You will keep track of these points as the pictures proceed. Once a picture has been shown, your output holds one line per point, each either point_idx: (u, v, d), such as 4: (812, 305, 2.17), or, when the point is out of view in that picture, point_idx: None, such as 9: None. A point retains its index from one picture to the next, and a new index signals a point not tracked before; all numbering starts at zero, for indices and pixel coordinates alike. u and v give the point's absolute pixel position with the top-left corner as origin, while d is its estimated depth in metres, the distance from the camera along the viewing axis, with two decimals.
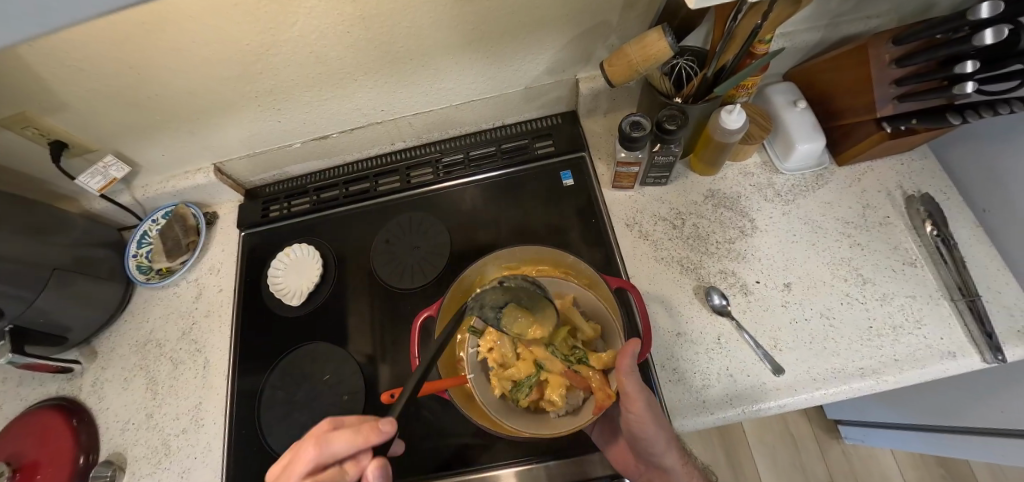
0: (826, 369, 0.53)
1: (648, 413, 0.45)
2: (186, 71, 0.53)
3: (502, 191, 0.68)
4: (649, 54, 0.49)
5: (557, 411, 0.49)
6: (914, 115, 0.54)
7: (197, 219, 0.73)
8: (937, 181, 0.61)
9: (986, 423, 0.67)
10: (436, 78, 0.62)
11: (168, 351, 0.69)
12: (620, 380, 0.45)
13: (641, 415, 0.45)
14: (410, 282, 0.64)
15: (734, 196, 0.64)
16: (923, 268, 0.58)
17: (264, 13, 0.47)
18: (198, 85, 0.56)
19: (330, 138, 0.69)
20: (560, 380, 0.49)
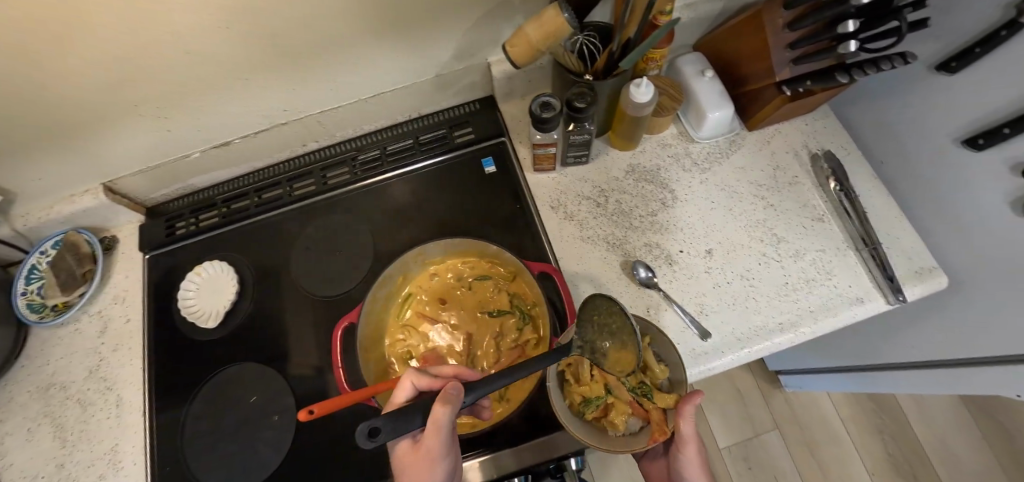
0: (749, 328, 0.56)
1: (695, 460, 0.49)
2: (43, 87, 0.47)
3: (424, 186, 0.65)
4: (548, 32, 0.48)
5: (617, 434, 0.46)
6: (808, 76, 0.56)
7: (92, 246, 0.66)
8: (838, 139, 0.65)
9: (901, 358, 0.73)
10: (338, 72, 0.58)
11: (75, 394, 0.62)
12: (680, 423, 0.45)
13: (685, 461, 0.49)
14: (334, 289, 0.61)
15: (653, 169, 0.64)
16: (830, 222, 0.60)
17: (122, 18, 0.42)
18: (62, 100, 0.50)
19: (232, 145, 0.64)
20: (625, 405, 0.47)
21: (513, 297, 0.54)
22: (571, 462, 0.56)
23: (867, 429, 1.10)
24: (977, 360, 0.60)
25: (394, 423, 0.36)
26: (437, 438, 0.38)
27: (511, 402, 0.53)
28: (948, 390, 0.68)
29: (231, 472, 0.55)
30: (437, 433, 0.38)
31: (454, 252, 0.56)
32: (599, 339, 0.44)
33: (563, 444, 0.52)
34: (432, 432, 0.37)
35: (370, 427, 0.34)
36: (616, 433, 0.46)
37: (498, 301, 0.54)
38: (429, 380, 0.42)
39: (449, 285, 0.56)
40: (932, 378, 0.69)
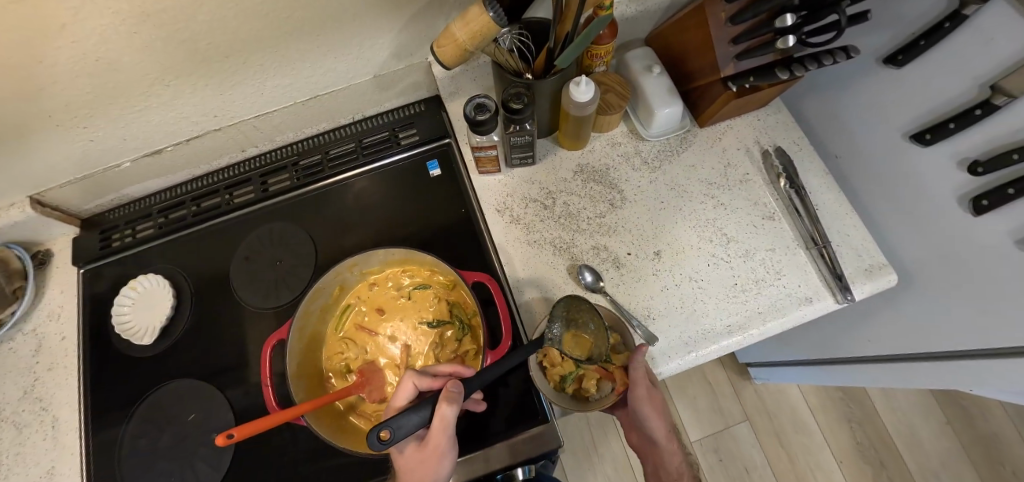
0: (696, 331, 0.54)
1: (654, 411, 0.52)
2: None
3: (366, 191, 0.63)
4: (475, 31, 0.46)
5: (594, 397, 0.49)
6: (752, 72, 0.54)
7: (23, 262, 0.64)
8: (790, 134, 0.63)
9: (862, 353, 0.72)
10: (267, 76, 0.56)
11: (8, 416, 0.60)
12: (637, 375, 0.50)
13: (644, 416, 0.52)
14: (273, 301, 0.59)
15: (603, 169, 0.63)
16: (780, 220, 0.59)
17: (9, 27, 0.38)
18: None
19: (165, 152, 0.62)
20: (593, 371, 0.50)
21: (452, 307, 0.53)
22: (518, 471, 0.52)
23: (836, 418, 1.11)
24: (940, 355, 0.59)
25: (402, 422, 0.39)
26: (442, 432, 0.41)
27: None
28: (907, 383, 0.68)
29: None
30: (441, 428, 0.41)
31: (391, 261, 0.54)
32: (567, 329, 0.49)
33: (551, 439, 0.50)
34: (438, 426, 0.41)
35: (382, 428, 0.37)
36: (592, 396, 0.49)
37: (436, 311, 0.53)
38: (429, 382, 0.43)
39: (388, 296, 0.55)
40: (894, 372, 0.68)
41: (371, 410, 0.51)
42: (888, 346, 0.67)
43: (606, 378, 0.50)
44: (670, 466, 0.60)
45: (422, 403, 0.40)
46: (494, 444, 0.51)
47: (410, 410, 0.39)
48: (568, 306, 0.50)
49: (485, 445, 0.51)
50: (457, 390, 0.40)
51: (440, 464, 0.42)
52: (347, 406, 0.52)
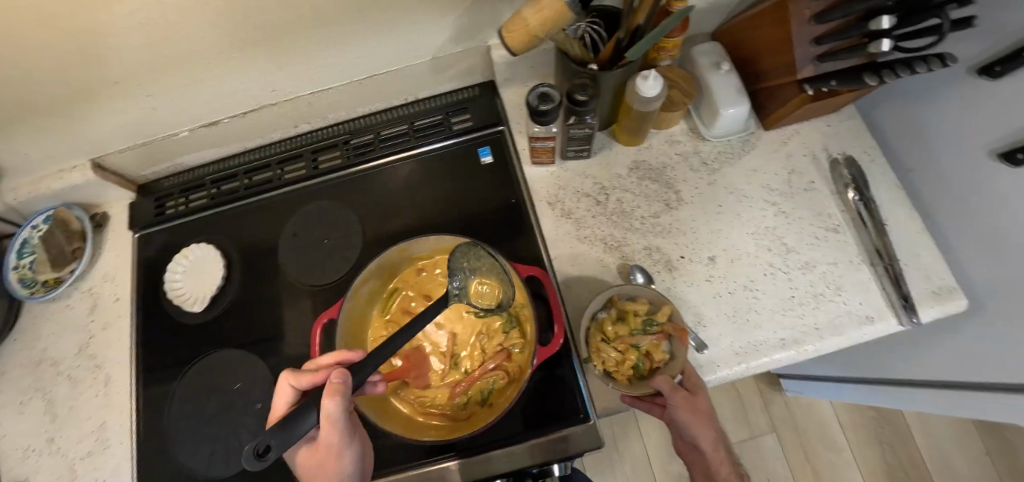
0: (750, 341, 0.53)
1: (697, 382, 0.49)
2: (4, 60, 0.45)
3: (410, 176, 0.63)
4: (546, 19, 0.44)
5: (668, 362, 0.48)
6: (833, 75, 0.51)
7: (82, 223, 0.66)
8: (862, 143, 0.60)
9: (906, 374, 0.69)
10: (328, 53, 0.55)
11: (64, 370, 0.63)
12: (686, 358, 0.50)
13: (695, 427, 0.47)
14: (320, 279, 0.59)
15: (660, 167, 0.61)
16: (844, 233, 0.57)
17: (63, 14, 0.40)
18: (28, 72, 0.47)
19: (221, 124, 0.63)
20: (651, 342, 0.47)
21: None
22: (554, 467, 0.53)
23: (867, 436, 1.08)
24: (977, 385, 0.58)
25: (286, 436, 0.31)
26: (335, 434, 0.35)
27: (493, 407, 0.49)
28: (944, 410, 0.66)
29: (211, 458, 0.55)
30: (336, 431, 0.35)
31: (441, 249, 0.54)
32: (472, 279, 0.47)
33: (578, 442, 0.50)
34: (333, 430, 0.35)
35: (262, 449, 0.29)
36: (662, 362, 0.48)
37: None
38: (309, 377, 0.38)
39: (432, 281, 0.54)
40: (930, 397, 0.67)
41: (412, 394, 0.51)
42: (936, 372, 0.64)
43: (666, 338, 0.48)
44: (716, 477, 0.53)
45: (306, 411, 0.33)
46: (527, 441, 0.50)
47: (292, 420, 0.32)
48: (467, 254, 0.47)
49: (526, 438, 0.50)
50: (341, 388, 0.33)
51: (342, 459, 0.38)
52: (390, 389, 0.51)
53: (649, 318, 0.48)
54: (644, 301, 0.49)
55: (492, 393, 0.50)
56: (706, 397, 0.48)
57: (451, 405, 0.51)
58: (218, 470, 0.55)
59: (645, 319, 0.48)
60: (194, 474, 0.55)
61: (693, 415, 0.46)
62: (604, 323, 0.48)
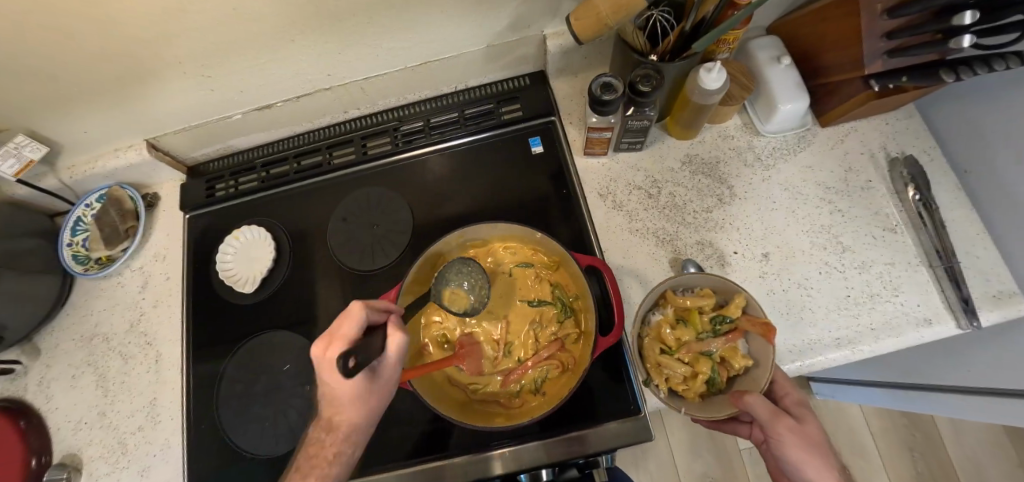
0: (803, 340, 0.52)
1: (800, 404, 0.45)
2: (76, 36, 0.45)
3: (444, 168, 0.63)
4: (619, 5, 0.43)
5: (750, 368, 0.44)
6: (904, 71, 0.49)
7: (135, 202, 0.67)
8: (921, 142, 0.59)
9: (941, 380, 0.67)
10: (386, 38, 0.55)
11: (116, 346, 0.65)
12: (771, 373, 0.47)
13: (811, 471, 0.39)
14: (370, 264, 0.60)
15: (712, 161, 0.61)
16: (902, 233, 0.55)
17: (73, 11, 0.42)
18: (97, 50, 0.48)
19: (274, 108, 0.63)
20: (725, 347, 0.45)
21: (556, 287, 0.53)
22: (601, 458, 0.55)
23: (898, 443, 1.07)
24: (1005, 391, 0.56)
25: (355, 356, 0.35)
26: (375, 386, 0.37)
27: (547, 396, 0.50)
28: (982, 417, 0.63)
29: (262, 437, 0.56)
30: (380, 382, 0.38)
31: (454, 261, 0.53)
32: (445, 286, 0.51)
33: (596, 440, 0.51)
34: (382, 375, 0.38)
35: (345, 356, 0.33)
36: (742, 369, 0.44)
37: (538, 290, 0.53)
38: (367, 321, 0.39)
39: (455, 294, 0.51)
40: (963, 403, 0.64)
41: (465, 382, 0.51)
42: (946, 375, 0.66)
43: (739, 339, 0.45)
44: None
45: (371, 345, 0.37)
46: (568, 432, 0.52)
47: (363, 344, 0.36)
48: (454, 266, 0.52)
49: (581, 426, 0.52)
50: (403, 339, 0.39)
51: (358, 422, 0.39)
52: (443, 376, 0.52)
53: (714, 318, 0.46)
54: (707, 299, 0.46)
55: (545, 383, 0.50)
56: (813, 423, 0.43)
57: (503, 393, 0.51)
58: (268, 449, 0.55)
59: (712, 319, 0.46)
60: (244, 452, 0.56)
61: (803, 449, 0.40)
62: (662, 329, 0.47)
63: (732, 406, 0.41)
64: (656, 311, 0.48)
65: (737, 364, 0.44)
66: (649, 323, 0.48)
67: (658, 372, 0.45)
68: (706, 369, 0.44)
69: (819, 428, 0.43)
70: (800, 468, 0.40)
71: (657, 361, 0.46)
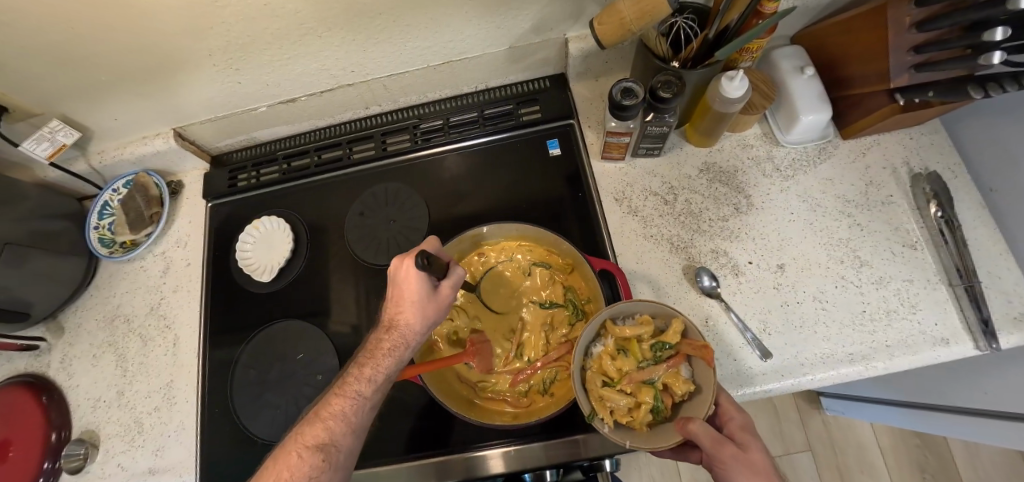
0: (815, 354, 0.51)
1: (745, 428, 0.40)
2: (113, 25, 0.47)
3: (458, 167, 0.65)
4: (644, 11, 0.43)
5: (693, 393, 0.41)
6: (930, 86, 0.48)
7: (159, 189, 0.69)
8: (945, 159, 0.58)
9: (962, 403, 0.65)
10: (410, 37, 0.56)
11: (136, 328, 0.67)
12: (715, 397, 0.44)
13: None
14: (386, 258, 0.61)
15: (731, 170, 0.61)
16: (922, 251, 0.54)
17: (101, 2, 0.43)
18: (131, 41, 0.49)
19: (298, 101, 0.64)
20: (668, 370, 0.42)
21: (567, 290, 0.53)
22: (605, 463, 0.54)
23: (910, 464, 1.05)
24: None
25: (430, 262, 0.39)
26: (434, 305, 0.42)
27: (554, 397, 0.50)
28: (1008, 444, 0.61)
29: (273, 423, 0.57)
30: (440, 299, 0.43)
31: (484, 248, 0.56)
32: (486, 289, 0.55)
33: (598, 444, 0.51)
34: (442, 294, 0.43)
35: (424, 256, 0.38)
36: (688, 394, 0.41)
37: (549, 292, 0.53)
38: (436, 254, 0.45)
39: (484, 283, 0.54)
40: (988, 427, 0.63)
41: (474, 380, 0.52)
42: (967, 398, 0.64)
43: (683, 363, 0.42)
44: None
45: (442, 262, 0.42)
46: (574, 435, 0.52)
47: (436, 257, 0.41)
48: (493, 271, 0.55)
49: (585, 430, 0.52)
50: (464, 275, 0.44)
51: (410, 335, 0.43)
52: (452, 373, 0.52)
53: (656, 344, 0.43)
54: (648, 323, 0.43)
55: (553, 384, 0.50)
56: (758, 449, 0.39)
57: (512, 392, 0.51)
58: (279, 435, 0.57)
59: (655, 343, 0.43)
60: (255, 437, 0.57)
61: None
62: (603, 361, 0.43)
63: (678, 435, 0.39)
64: (597, 340, 0.44)
65: (682, 390, 0.41)
66: (591, 353, 0.44)
67: (602, 404, 0.41)
68: (649, 399, 0.41)
69: (765, 452, 0.39)
70: None
71: (599, 392, 0.42)
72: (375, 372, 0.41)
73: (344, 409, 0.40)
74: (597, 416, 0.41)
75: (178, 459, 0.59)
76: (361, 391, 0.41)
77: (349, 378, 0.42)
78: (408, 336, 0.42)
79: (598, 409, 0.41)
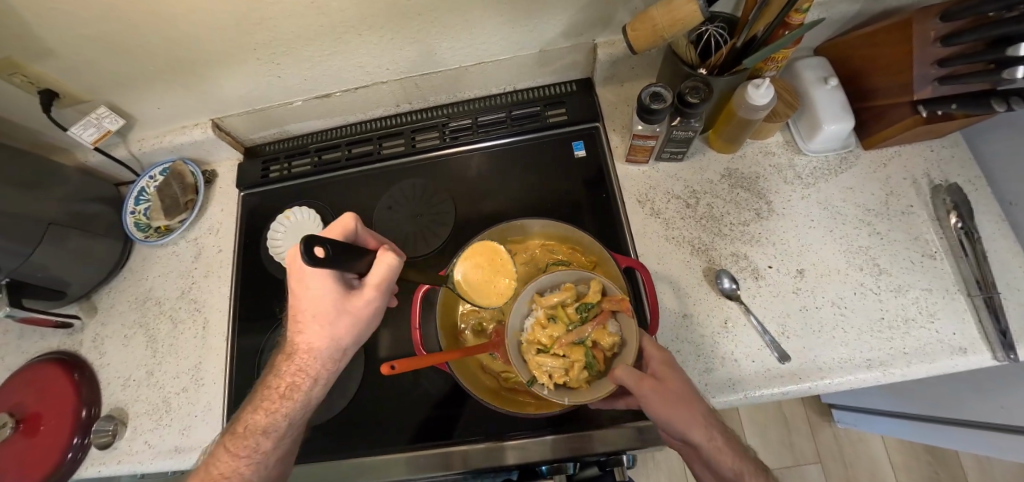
0: (833, 358, 0.52)
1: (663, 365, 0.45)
2: (167, 17, 0.49)
3: (484, 165, 0.67)
4: (675, 20, 0.45)
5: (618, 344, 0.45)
6: (954, 99, 0.49)
7: (194, 177, 0.72)
8: (966, 171, 0.59)
9: (980, 416, 0.65)
10: (444, 37, 0.58)
11: (167, 310, 0.69)
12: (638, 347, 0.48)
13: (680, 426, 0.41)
14: (412, 251, 0.63)
15: (753, 177, 0.62)
16: (942, 261, 0.55)
17: None
18: (181, 33, 0.52)
19: (333, 97, 0.67)
20: (595, 328, 0.45)
21: None
22: (622, 458, 0.55)
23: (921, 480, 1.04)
24: None
25: (342, 251, 0.34)
26: (338, 317, 0.42)
27: None
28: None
29: None
30: (354, 307, 0.42)
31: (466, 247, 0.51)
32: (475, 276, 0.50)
33: (617, 439, 0.52)
34: (365, 293, 0.41)
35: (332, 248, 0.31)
36: (614, 346, 0.45)
37: None
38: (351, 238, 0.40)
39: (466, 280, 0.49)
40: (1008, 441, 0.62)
41: (497, 370, 0.54)
42: (983, 413, 0.65)
43: (607, 319, 0.45)
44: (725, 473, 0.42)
45: (363, 251, 0.38)
46: (591, 430, 0.53)
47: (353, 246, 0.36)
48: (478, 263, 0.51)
49: (600, 425, 0.53)
50: (397, 262, 0.40)
51: (313, 362, 0.44)
52: (477, 363, 0.54)
53: (580, 305, 0.46)
54: (571, 289, 0.47)
55: None
56: (676, 379, 0.43)
57: None
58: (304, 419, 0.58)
59: (581, 305, 0.46)
60: None
61: (666, 408, 0.41)
62: (536, 331, 0.47)
63: (610, 384, 0.43)
64: (529, 315, 0.48)
65: (608, 342, 0.45)
66: (526, 326, 0.48)
67: (541, 372, 0.44)
68: (581, 357, 0.44)
69: (681, 379, 0.44)
70: (670, 425, 0.41)
71: (536, 359, 0.45)
72: (267, 425, 0.44)
73: (235, 465, 0.44)
74: (535, 383, 0.44)
75: (204, 439, 0.61)
76: (257, 444, 0.44)
77: (245, 428, 0.45)
78: (307, 367, 0.44)
79: (536, 376, 0.44)
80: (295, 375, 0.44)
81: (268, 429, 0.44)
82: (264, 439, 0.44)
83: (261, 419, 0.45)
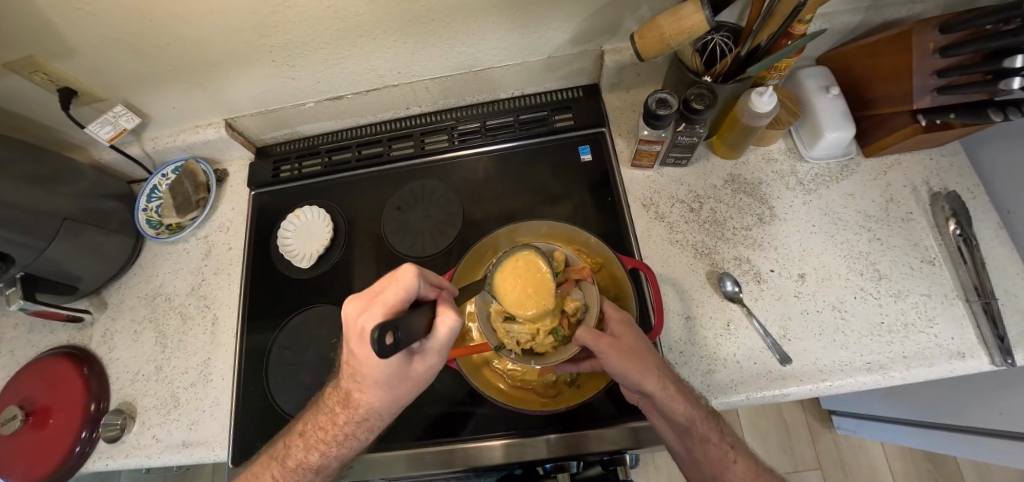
0: (834, 361, 0.53)
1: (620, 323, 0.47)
2: (188, 19, 0.50)
3: (492, 168, 0.68)
4: (682, 29, 0.47)
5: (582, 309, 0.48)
6: (952, 109, 0.51)
7: (206, 176, 0.73)
8: (965, 180, 0.60)
9: (980, 423, 0.66)
10: (456, 42, 0.59)
11: (177, 306, 0.70)
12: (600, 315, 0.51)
13: (633, 374, 0.43)
14: (420, 250, 0.65)
15: (756, 182, 0.63)
16: (940, 267, 0.56)
17: None
18: (200, 35, 0.53)
19: (345, 99, 0.68)
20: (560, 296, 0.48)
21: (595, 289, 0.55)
22: (625, 457, 0.58)
23: None
24: None
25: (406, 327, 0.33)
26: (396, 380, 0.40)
27: (581, 389, 0.53)
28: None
29: (306, 403, 0.60)
30: (414, 374, 0.41)
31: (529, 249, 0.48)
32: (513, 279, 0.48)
33: (620, 439, 0.53)
34: (428, 357, 0.40)
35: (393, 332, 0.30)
36: (578, 311, 0.48)
37: None
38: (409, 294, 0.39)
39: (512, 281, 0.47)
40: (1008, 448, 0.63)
41: (503, 368, 0.54)
42: (982, 419, 0.65)
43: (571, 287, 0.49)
44: (678, 418, 0.45)
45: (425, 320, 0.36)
46: (595, 429, 0.54)
47: (413, 321, 0.33)
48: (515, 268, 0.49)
49: (602, 425, 0.54)
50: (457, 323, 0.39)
51: (366, 416, 0.44)
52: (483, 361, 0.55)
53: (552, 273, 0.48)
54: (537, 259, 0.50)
55: (581, 377, 0.53)
56: (632, 335, 0.46)
57: (539, 382, 0.54)
58: None
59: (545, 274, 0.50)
60: (288, 415, 0.60)
61: (622, 361, 0.44)
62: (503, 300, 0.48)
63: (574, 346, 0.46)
64: None
65: (574, 306, 0.47)
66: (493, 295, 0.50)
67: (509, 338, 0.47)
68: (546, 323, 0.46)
69: (637, 335, 0.46)
70: (626, 376, 0.44)
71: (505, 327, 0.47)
72: (318, 464, 0.47)
73: None
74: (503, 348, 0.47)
75: (211, 434, 0.61)
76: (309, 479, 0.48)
77: (293, 458, 0.48)
78: (358, 421, 0.45)
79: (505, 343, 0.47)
80: (349, 426, 0.45)
81: (320, 468, 0.48)
82: (315, 474, 0.48)
83: (314, 459, 0.47)
